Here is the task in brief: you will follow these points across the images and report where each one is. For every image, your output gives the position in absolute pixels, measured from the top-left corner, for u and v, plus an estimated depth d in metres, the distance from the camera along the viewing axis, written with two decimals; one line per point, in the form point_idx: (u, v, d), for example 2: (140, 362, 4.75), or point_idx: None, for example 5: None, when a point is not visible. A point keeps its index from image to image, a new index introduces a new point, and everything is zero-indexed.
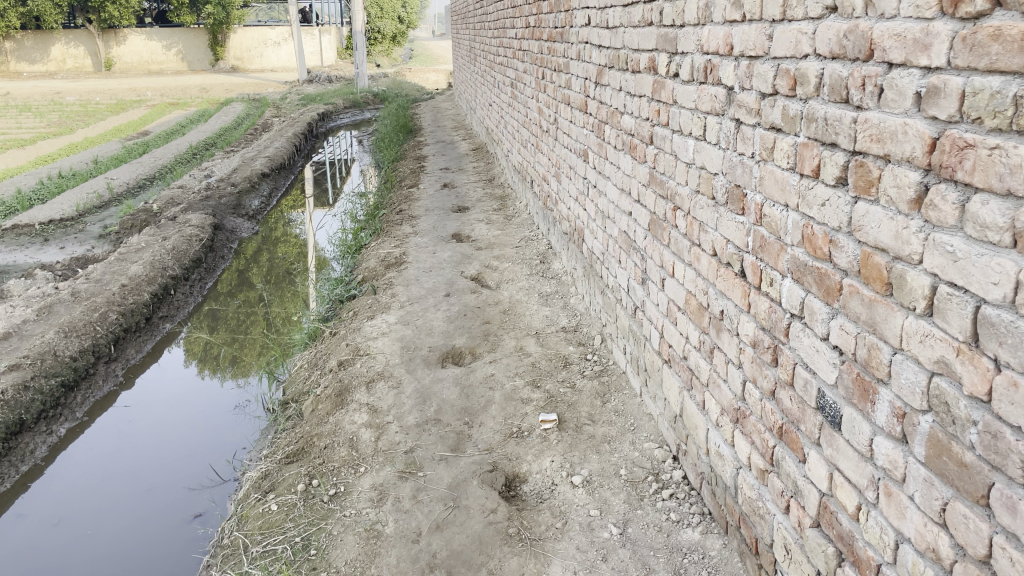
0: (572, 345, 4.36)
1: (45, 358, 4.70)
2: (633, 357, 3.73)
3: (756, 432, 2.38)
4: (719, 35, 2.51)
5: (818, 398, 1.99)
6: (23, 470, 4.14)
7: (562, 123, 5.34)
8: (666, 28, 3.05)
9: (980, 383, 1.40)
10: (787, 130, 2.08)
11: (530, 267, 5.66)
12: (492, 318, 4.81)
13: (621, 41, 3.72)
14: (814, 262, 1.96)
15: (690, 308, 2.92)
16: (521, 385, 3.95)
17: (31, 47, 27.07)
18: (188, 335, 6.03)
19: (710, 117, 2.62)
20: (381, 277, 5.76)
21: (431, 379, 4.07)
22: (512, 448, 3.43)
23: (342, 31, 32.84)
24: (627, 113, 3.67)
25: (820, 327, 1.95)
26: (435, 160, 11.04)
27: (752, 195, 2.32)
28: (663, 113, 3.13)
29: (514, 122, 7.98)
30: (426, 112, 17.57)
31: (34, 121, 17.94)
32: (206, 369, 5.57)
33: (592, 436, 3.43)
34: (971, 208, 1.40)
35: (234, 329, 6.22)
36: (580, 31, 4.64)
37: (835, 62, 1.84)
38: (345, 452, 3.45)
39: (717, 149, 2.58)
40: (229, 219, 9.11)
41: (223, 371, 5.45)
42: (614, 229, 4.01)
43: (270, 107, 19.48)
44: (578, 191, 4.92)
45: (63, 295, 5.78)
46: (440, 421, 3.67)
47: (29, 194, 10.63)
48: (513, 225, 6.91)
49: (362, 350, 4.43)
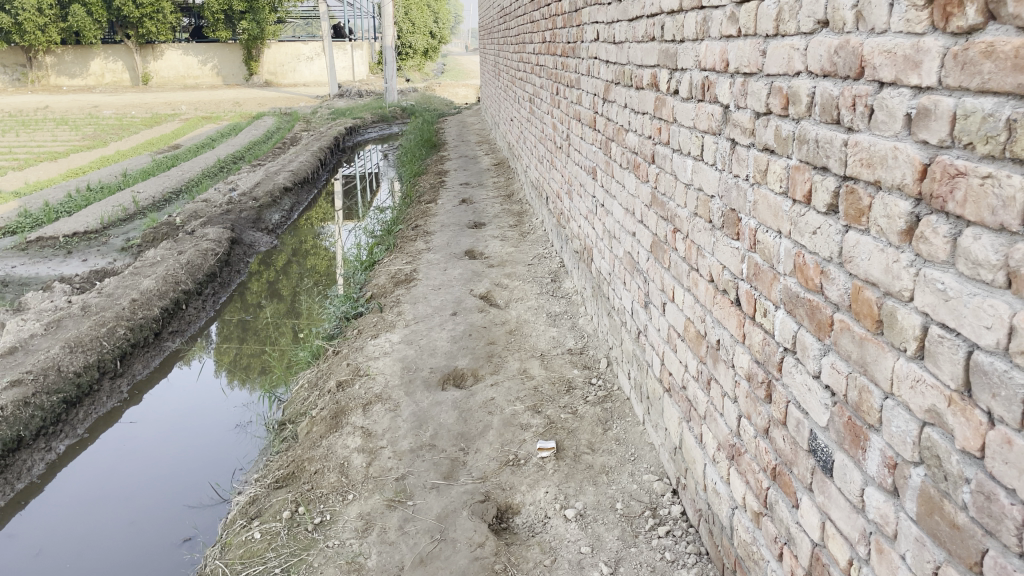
0: (577, 368, 4.23)
1: (48, 373, 4.68)
2: (637, 384, 3.59)
3: (751, 472, 2.23)
4: (715, 50, 2.39)
5: (810, 440, 1.85)
6: (19, 487, 4.11)
7: (573, 140, 5.23)
8: (667, 44, 2.93)
9: (972, 438, 1.26)
10: (780, 152, 1.95)
11: (540, 286, 5.55)
12: (497, 338, 4.70)
13: (626, 56, 3.60)
14: (805, 293, 1.83)
15: (689, 335, 2.78)
16: (521, 410, 3.83)
17: (71, 61, 27.95)
18: (219, 347, 6.22)
19: (708, 137, 2.49)
20: (390, 294, 5.69)
21: (430, 402, 3.96)
22: (506, 477, 3.30)
23: (373, 46, 33.15)
24: (631, 131, 3.56)
25: (811, 364, 1.81)
26: (456, 175, 10.99)
27: (747, 220, 2.19)
28: (664, 131, 3.00)
29: (532, 137, 7.89)
30: (452, 126, 17.58)
31: (69, 134, 18.26)
32: (235, 379, 5.62)
33: (590, 466, 3.29)
34: (962, 242, 1.27)
35: (261, 338, 6.28)
36: (589, 46, 4.53)
37: (826, 80, 1.71)
38: (334, 478, 3.36)
39: (714, 170, 2.45)
40: (248, 233, 9.11)
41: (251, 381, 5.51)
42: (619, 250, 3.88)
43: (299, 121, 19.64)
44: (587, 209, 4.80)
45: (73, 309, 5.78)
46: (435, 446, 3.56)
47: (56, 206, 10.78)
48: (527, 242, 6.80)
49: (362, 371, 4.34)
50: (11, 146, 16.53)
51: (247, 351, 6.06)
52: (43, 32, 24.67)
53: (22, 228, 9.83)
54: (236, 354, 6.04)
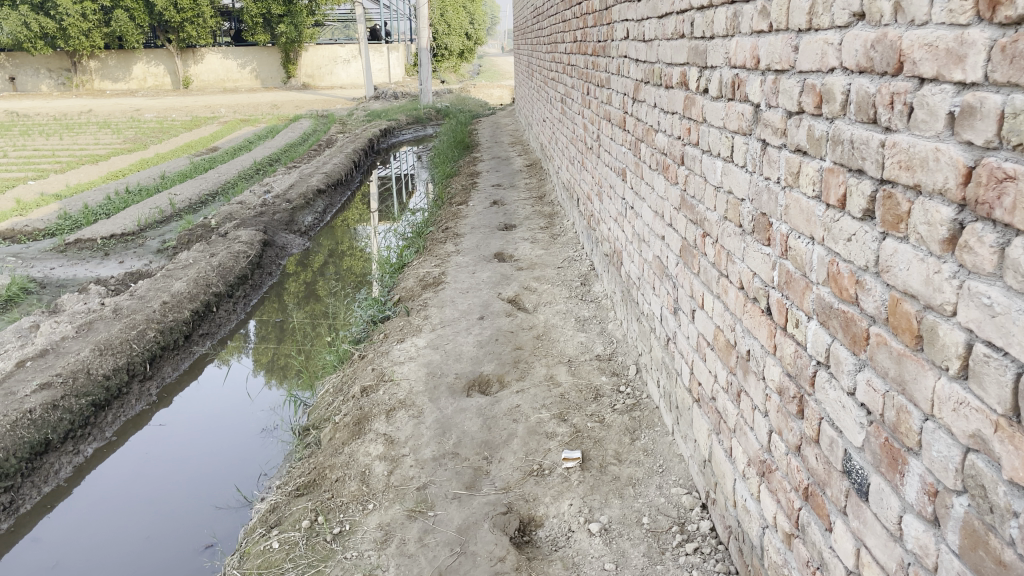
0: (605, 375, 4.12)
1: (78, 377, 4.71)
2: (666, 393, 3.48)
3: (782, 491, 2.11)
4: (746, 47, 2.27)
5: (844, 460, 1.74)
6: (46, 491, 4.14)
7: (603, 140, 5.12)
8: (697, 41, 2.82)
9: (1021, 468, 1.14)
10: (813, 153, 1.84)
11: (570, 290, 5.45)
12: (524, 344, 4.62)
13: (656, 54, 3.49)
14: (840, 304, 1.71)
15: (719, 345, 2.66)
16: (547, 418, 3.74)
17: (114, 66, 28.56)
18: (257, 347, 6.29)
19: (738, 137, 2.38)
20: (417, 298, 5.63)
21: (454, 409, 3.89)
22: (530, 487, 3.22)
23: (409, 47, 33.30)
24: (661, 131, 3.45)
25: (846, 380, 1.70)
26: (488, 176, 10.92)
27: (778, 225, 2.07)
28: (694, 131, 2.89)
29: (564, 138, 7.78)
30: (486, 127, 17.53)
31: (110, 138, 18.58)
32: (273, 379, 5.65)
33: (616, 478, 3.19)
34: (1010, 253, 1.15)
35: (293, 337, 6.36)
36: (619, 44, 4.42)
37: (862, 76, 1.60)
38: (355, 487, 3.31)
39: (744, 172, 2.34)
40: (281, 235, 9.14)
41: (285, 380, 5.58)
42: (648, 254, 3.77)
43: (336, 123, 19.76)
44: (617, 211, 4.69)
45: (105, 312, 5.82)
46: (458, 454, 3.49)
47: (95, 209, 10.94)
48: (558, 245, 6.71)
49: (386, 376, 4.29)
50: (54, 149, 16.86)
51: (284, 352, 6.09)
52: (86, 37, 25.19)
53: (61, 230, 9.99)
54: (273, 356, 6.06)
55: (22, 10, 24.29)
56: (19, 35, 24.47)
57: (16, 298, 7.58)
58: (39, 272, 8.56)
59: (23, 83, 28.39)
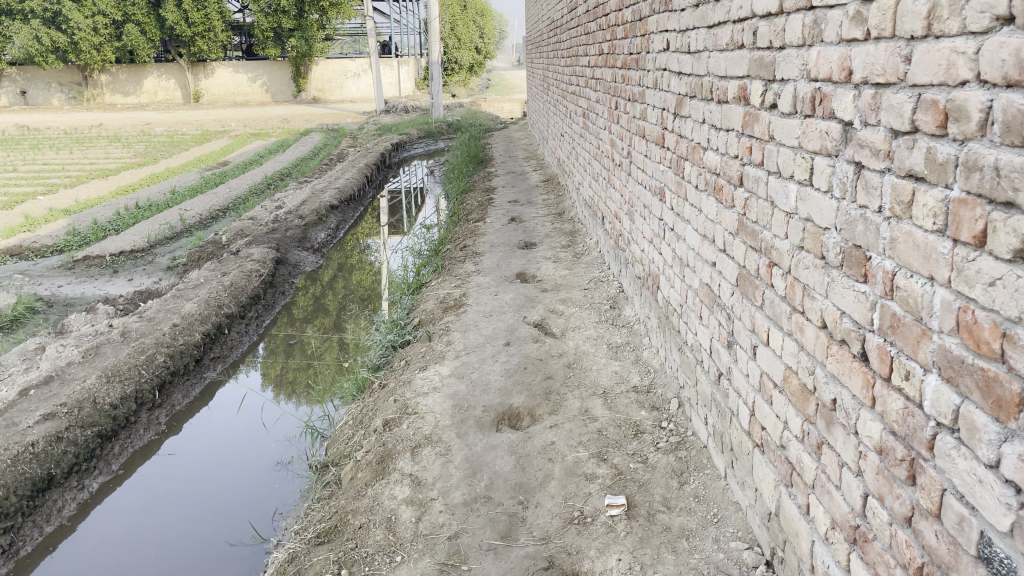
0: (644, 410, 3.83)
1: (83, 406, 4.46)
2: (717, 433, 3.21)
3: (884, 564, 1.84)
4: (832, 57, 2.02)
5: (980, 544, 1.47)
6: (48, 530, 3.89)
7: (636, 158, 4.86)
8: (761, 52, 2.56)
9: None
10: (933, 180, 1.58)
11: (599, 313, 5.18)
12: (555, 373, 4.34)
13: (705, 67, 3.23)
14: (976, 360, 1.45)
15: (791, 388, 2.39)
16: (585, 457, 3.46)
17: (125, 80, 28.58)
18: (265, 361, 6.21)
19: (819, 159, 2.12)
20: (438, 321, 5.38)
21: (484, 446, 3.62)
22: (572, 538, 2.94)
23: (420, 61, 33.16)
24: (711, 149, 3.18)
25: (985, 451, 1.44)
26: (504, 192, 10.64)
27: (879, 261, 1.81)
28: (757, 150, 2.63)
29: (586, 154, 7.53)
30: (499, 141, 17.28)
31: (121, 151, 18.48)
32: (282, 393, 5.60)
33: (667, 528, 2.91)
34: None
35: (309, 354, 6.20)
36: (657, 56, 4.17)
37: (1011, 90, 1.35)
38: (381, 536, 3.05)
39: (828, 197, 2.07)
40: (293, 252, 8.89)
41: (298, 397, 5.42)
42: (694, 280, 3.50)
43: (347, 137, 19.57)
44: (652, 232, 4.43)
45: (113, 335, 5.58)
46: (490, 499, 3.22)
47: (105, 224, 10.74)
48: (582, 265, 6.43)
49: (409, 409, 4.02)
50: (65, 163, 16.75)
51: (301, 368, 5.94)
52: (98, 51, 25.17)
53: (70, 247, 9.80)
54: (286, 375, 5.90)
55: (33, 24, 24.27)
56: (31, 50, 24.52)
57: (22, 318, 7.36)
58: (46, 289, 8.36)
59: (35, 98, 28.50)
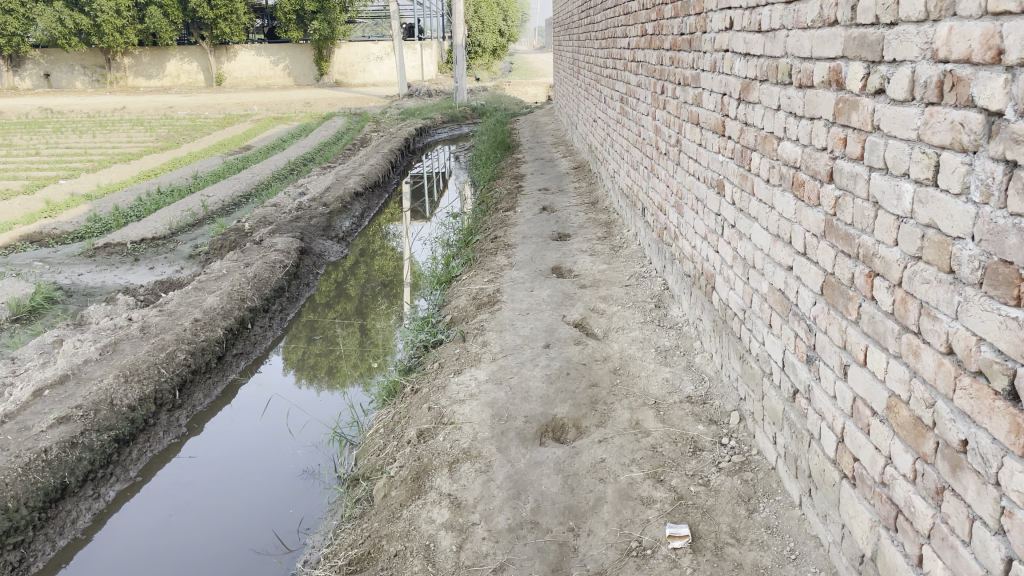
0: (701, 424, 3.52)
1: (100, 408, 4.23)
2: (791, 455, 2.89)
3: None
4: (973, 33, 1.69)
5: None
6: (61, 544, 3.66)
7: (687, 148, 4.51)
8: (863, 28, 2.22)
9: None
10: None
11: (644, 312, 4.86)
12: (600, 379, 4.03)
13: (782, 46, 2.89)
14: None
15: (897, 419, 2.07)
16: (640, 478, 3.15)
17: (148, 63, 28.42)
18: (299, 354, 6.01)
19: (949, 154, 1.80)
20: (471, 319, 5.08)
21: (528, 462, 3.33)
22: (631, 573, 2.64)
23: (443, 44, 32.74)
24: (788, 140, 2.85)
25: None
26: (533, 179, 10.31)
27: None
28: (854, 142, 2.30)
29: (623, 141, 7.16)
30: (525, 126, 16.92)
31: (143, 135, 18.28)
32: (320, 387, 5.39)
33: (738, 566, 2.60)
34: None
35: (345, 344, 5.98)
36: (716, 36, 3.82)
37: None
38: (418, 566, 2.79)
39: (962, 201, 1.75)
40: (318, 241, 8.58)
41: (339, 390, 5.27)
42: (762, 284, 3.17)
43: (371, 121, 19.25)
44: (707, 227, 4.10)
45: (131, 330, 5.33)
46: (538, 525, 2.92)
47: (126, 211, 10.52)
48: (620, 258, 6.10)
49: (446, 418, 3.75)
50: (87, 146, 16.57)
51: (335, 363, 5.74)
52: (121, 34, 24.99)
53: (90, 234, 9.60)
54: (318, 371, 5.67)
55: (57, 7, 24.13)
56: (54, 32, 24.36)
57: (41, 309, 7.15)
58: (66, 278, 8.16)
59: (59, 80, 28.50)
